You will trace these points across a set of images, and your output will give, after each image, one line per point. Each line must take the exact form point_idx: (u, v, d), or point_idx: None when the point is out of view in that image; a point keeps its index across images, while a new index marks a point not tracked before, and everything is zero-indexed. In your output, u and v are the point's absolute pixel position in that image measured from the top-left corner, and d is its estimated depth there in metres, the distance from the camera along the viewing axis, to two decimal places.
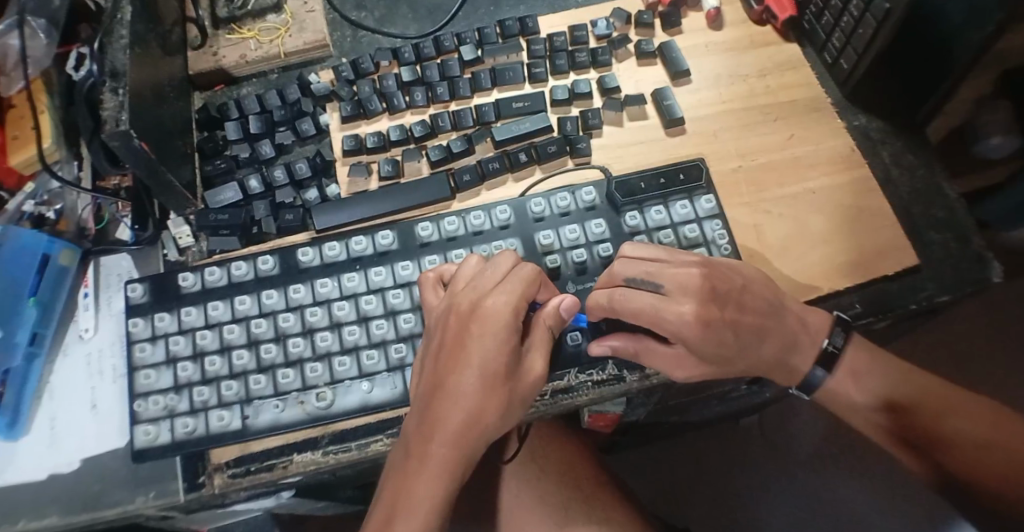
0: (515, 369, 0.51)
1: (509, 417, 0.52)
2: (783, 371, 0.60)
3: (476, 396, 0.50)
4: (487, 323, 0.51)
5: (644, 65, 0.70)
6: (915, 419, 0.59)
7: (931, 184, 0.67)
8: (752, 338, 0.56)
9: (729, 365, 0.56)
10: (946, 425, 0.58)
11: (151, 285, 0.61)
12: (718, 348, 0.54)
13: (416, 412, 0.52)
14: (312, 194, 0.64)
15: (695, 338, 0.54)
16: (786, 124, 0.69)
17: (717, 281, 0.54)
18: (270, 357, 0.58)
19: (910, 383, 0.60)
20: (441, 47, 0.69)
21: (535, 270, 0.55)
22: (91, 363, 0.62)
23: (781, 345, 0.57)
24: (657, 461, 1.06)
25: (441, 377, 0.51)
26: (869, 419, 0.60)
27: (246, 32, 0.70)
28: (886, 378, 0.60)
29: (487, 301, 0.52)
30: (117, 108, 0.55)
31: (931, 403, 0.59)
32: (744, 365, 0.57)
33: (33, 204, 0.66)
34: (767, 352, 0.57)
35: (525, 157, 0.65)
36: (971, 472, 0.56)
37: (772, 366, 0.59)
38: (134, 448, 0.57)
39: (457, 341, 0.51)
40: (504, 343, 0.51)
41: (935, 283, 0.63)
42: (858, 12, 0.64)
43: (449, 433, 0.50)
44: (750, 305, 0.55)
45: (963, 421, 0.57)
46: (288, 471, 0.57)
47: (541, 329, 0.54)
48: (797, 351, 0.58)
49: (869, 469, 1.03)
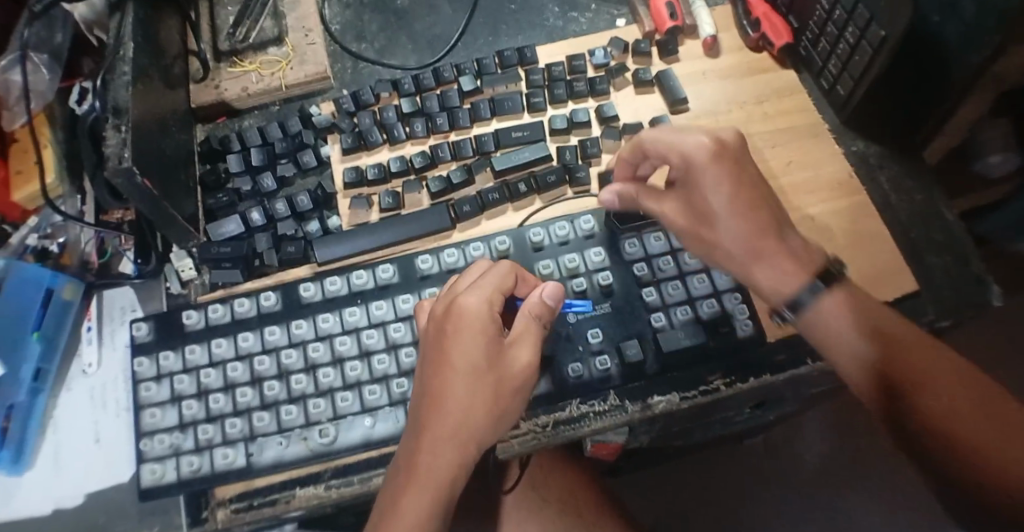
0: (496, 364, 0.52)
1: (504, 413, 0.52)
2: (763, 266, 0.55)
3: (461, 397, 0.50)
4: (463, 319, 0.52)
5: (642, 93, 0.71)
6: (926, 390, 0.48)
7: (929, 208, 0.67)
8: (749, 214, 0.54)
9: (713, 225, 0.56)
10: (937, 402, 0.48)
11: (156, 323, 0.61)
12: (714, 199, 0.55)
13: (410, 426, 0.52)
14: (314, 226, 0.65)
15: (701, 167, 0.54)
16: (784, 150, 0.69)
17: (741, 153, 0.55)
18: (273, 394, 0.58)
19: (926, 358, 0.50)
20: (440, 78, 0.69)
21: (512, 267, 0.56)
22: (94, 396, 0.63)
23: (773, 229, 0.55)
24: (661, 482, 1.05)
25: (426, 384, 0.51)
26: (872, 382, 0.51)
27: (248, 65, 0.71)
28: (878, 326, 0.52)
29: (459, 301, 0.53)
30: (120, 145, 0.55)
31: (934, 368, 0.49)
32: (723, 233, 0.56)
33: (37, 237, 0.67)
34: (746, 231, 0.55)
35: (525, 187, 0.65)
36: (962, 462, 0.46)
37: (746, 250, 0.55)
38: (142, 487, 0.57)
39: (436, 343, 0.52)
40: (482, 336, 0.52)
41: (936, 308, 0.63)
42: (854, 39, 0.64)
43: (440, 436, 0.49)
44: (756, 194, 0.55)
45: (950, 394, 0.48)
46: (291, 506, 0.57)
47: (527, 318, 0.54)
48: (775, 255, 0.55)
49: (873, 486, 1.03)
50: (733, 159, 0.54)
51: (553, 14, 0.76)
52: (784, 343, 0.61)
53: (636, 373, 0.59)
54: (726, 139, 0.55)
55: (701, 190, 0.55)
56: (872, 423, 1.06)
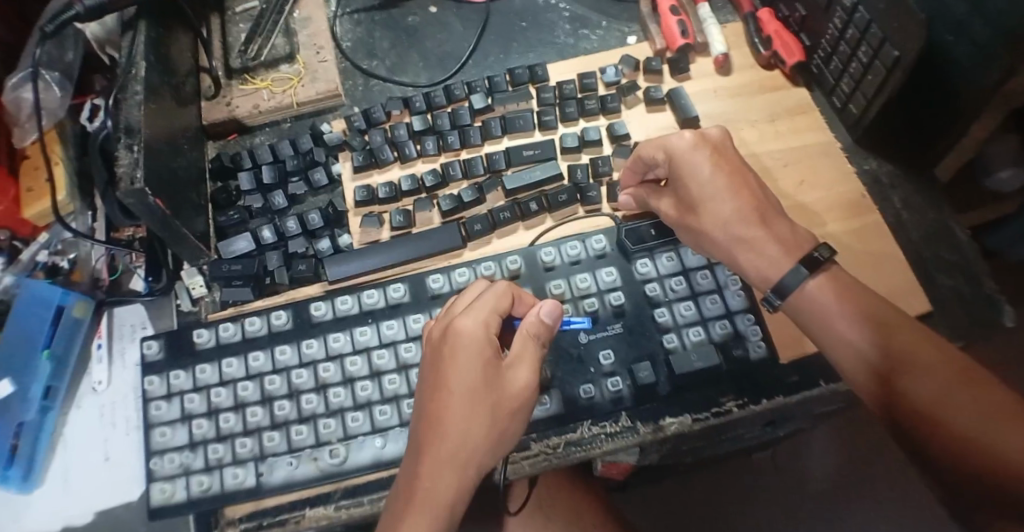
0: (495, 386, 0.51)
1: (503, 435, 0.51)
2: (749, 251, 0.56)
3: (459, 421, 0.50)
4: (459, 341, 0.51)
5: (653, 111, 0.70)
6: (924, 385, 0.48)
7: (940, 228, 0.67)
8: (729, 200, 0.57)
9: (698, 212, 0.58)
10: (930, 397, 0.48)
11: (166, 341, 0.61)
12: (698, 185, 0.58)
13: (409, 450, 0.51)
14: (325, 245, 0.64)
15: (682, 154, 0.58)
16: (796, 169, 0.69)
17: (725, 145, 0.59)
18: (283, 414, 0.58)
19: (922, 351, 0.50)
20: (452, 96, 0.69)
21: (510, 285, 0.55)
22: (104, 414, 0.62)
23: (759, 213, 0.57)
24: (669, 498, 1.04)
25: (425, 408, 0.51)
26: (870, 378, 0.51)
27: (259, 82, 0.71)
28: (877, 321, 0.52)
29: (457, 322, 0.52)
30: (132, 165, 0.55)
31: (923, 360, 0.49)
32: (707, 220, 0.58)
33: (47, 254, 0.67)
34: (730, 214, 0.57)
35: (536, 206, 0.65)
36: (957, 452, 0.45)
37: (732, 235, 0.57)
38: (152, 506, 0.57)
39: (435, 365, 0.52)
40: (478, 359, 0.51)
41: (949, 329, 0.63)
42: (867, 59, 0.64)
43: (436, 462, 0.49)
44: (740, 182, 0.57)
45: (944, 387, 0.48)
46: (301, 526, 0.57)
47: (525, 339, 0.53)
48: (757, 241, 0.56)
49: (883, 502, 1.02)
50: (714, 147, 0.58)
51: (563, 32, 0.76)
52: (797, 365, 0.60)
53: (649, 394, 0.59)
54: (708, 133, 0.59)
55: (686, 177, 0.58)
56: (880, 439, 1.05)
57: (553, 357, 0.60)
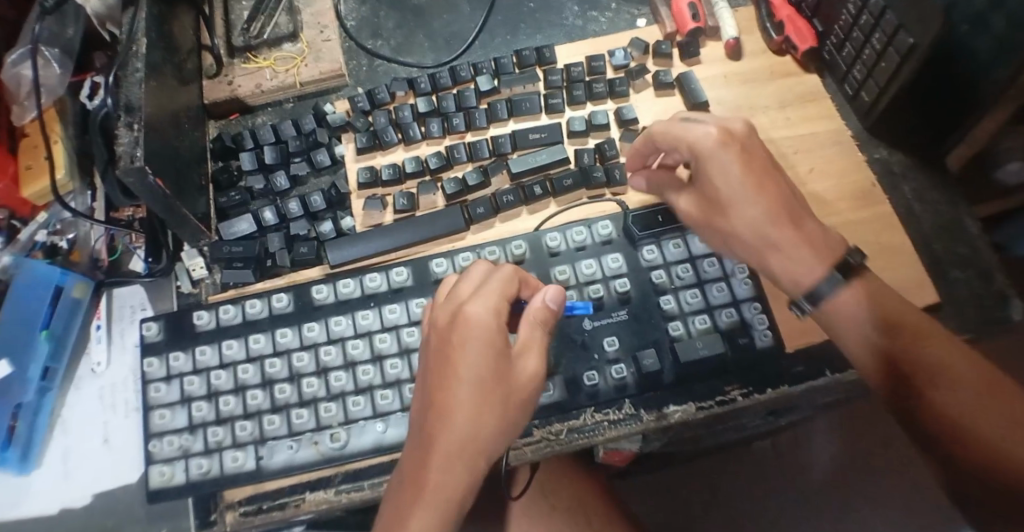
0: (506, 374, 0.50)
1: (512, 424, 0.50)
2: (780, 256, 0.53)
3: (469, 410, 0.48)
4: (469, 330, 0.50)
5: (662, 96, 0.69)
6: (959, 401, 0.47)
7: (952, 222, 0.66)
8: (760, 203, 0.53)
9: (724, 214, 0.55)
10: (964, 414, 0.47)
11: (166, 323, 0.60)
12: (726, 185, 0.54)
13: (412, 439, 0.50)
14: (327, 227, 0.64)
15: (708, 152, 0.54)
16: (807, 157, 0.67)
17: (753, 142, 0.55)
18: (285, 397, 0.57)
19: (954, 364, 0.49)
20: (458, 77, 0.68)
21: (514, 271, 0.54)
22: (104, 397, 0.62)
23: (790, 216, 0.53)
24: (670, 486, 1.04)
25: (431, 397, 0.49)
26: (901, 391, 0.49)
27: (262, 61, 0.70)
28: (908, 330, 0.50)
29: (466, 308, 0.50)
30: (132, 144, 0.54)
31: (954, 373, 0.48)
32: (732, 222, 0.55)
33: (47, 233, 0.67)
34: (761, 218, 0.53)
35: (540, 190, 0.64)
36: (990, 470, 0.45)
37: (762, 239, 0.54)
38: (150, 488, 0.56)
39: (442, 353, 0.50)
40: (489, 349, 0.49)
41: (959, 322, 0.62)
42: (881, 46, 0.63)
43: (448, 455, 0.48)
44: (771, 185, 0.54)
45: (977, 401, 0.47)
46: (300, 509, 0.56)
47: (533, 326, 0.52)
48: (787, 246, 0.53)
49: (884, 494, 1.02)
50: (742, 145, 0.54)
51: (572, 13, 0.75)
52: (803, 354, 0.59)
53: (652, 382, 0.58)
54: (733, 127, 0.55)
55: (714, 178, 0.54)
56: (882, 432, 1.04)
57: (557, 344, 0.59)
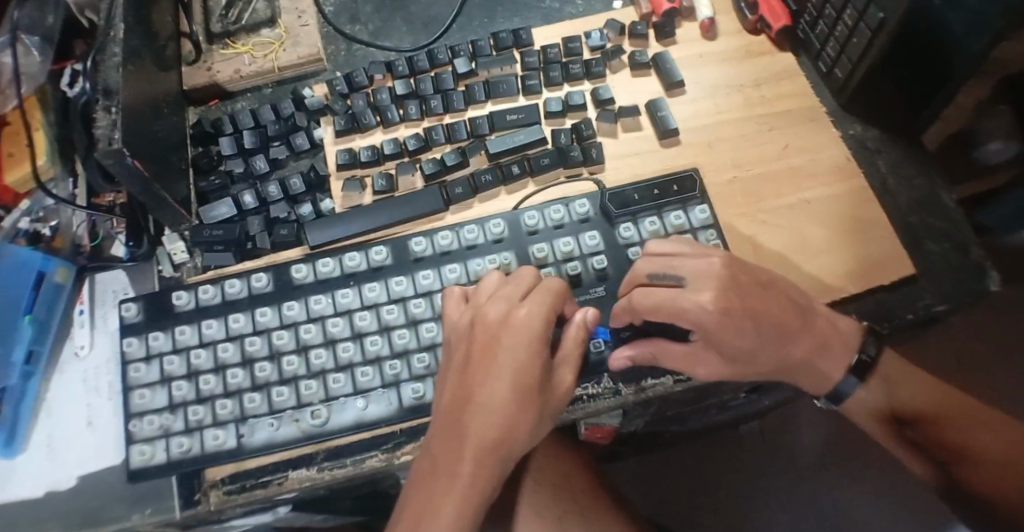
0: (546, 382, 0.51)
1: (540, 429, 0.52)
2: (814, 370, 0.58)
3: (509, 409, 0.49)
4: (518, 334, 0.51)
5: (638, 76, 0.70)
6: (986, 470, 0.56)
7: (928, 194, 0.66)
8: (783, 338, 0.56)
9: (752, 359, 0.56)
10: (989, 485, 0.56)
11: (146, 303, 0.61)
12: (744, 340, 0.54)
13: (439, 427, 0.51)
14: (307, 209, 0.64)
15: (713, 326, 0.53)
16: (783, 133, 0.68)
17: (735, 275, 0.54)
18: (265, 375, 0.58)
19: (978, 439, 0.57)
20: (435, 60, 0.69)
21: (560, 284, 0.55)
22: (88, 380, 0.63)
23: (790, 337, 0.56)
24: (658, 469, 1.05)
25: (469, 390, 0.50)
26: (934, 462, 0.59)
27: (241, 47, 0.70)
28: (931, 411, 0.59)
29: (518, 312, 0.52)
30: (111, 127, 0.55)
31: (978, 445, 0.57)
32: (766, 359, 0.56)
33: (30, 221, 0.67)
34: (792, 348, 0.56)
35: (518, 168, 0.65)
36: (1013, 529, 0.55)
37: (796, 361, 0.58)
38: (131, 468, 0.57)
39: (486, 349, 0.51)
40: (535, 355, 0.51)
41: (934, 293, 0.62)
42: (852, 21, 0.64)
43: (481, 449, 0.49)
44: (770, 311, 0.54)
45: (999, 468, 0.56)
46: (284, 487, 0.57)
47: (575, 341, 0.54)
48: (823, 355, 0.58)
49: (869, 474, 1.03)
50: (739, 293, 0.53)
51: None
52: None
53: None
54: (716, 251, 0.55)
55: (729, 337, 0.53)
56: None
57: None
